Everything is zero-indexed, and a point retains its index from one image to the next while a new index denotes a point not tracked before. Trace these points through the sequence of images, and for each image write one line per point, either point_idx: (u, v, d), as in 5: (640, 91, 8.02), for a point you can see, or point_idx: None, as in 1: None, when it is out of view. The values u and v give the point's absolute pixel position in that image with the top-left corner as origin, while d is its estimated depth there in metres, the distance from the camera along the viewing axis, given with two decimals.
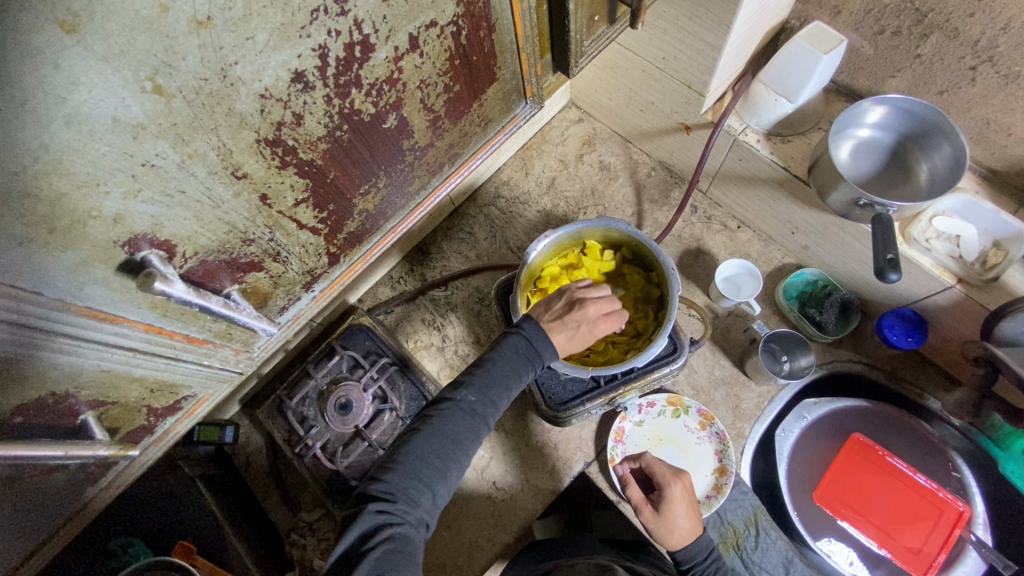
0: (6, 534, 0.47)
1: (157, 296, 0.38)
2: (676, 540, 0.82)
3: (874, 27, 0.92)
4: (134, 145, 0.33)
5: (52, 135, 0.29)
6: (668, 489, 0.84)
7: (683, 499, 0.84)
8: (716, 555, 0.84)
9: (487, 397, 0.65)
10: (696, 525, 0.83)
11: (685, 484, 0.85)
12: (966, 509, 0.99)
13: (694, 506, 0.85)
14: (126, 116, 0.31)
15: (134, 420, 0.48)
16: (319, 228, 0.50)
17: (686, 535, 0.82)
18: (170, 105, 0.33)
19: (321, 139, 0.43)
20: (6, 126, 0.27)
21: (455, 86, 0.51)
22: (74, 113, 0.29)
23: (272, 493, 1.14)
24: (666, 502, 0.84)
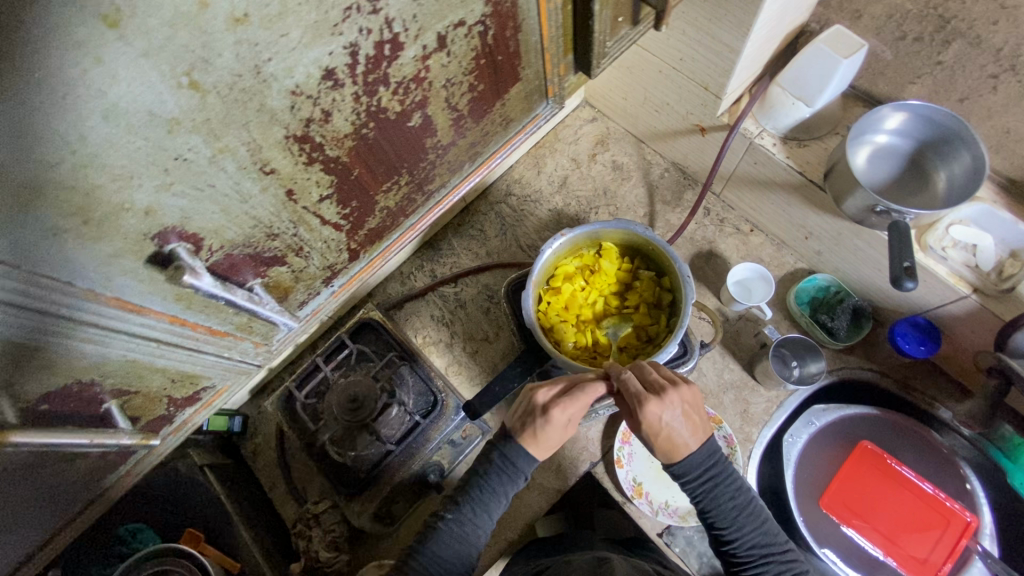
0: (27, 519, 0.48)
1: (186, 288, 0.39)
2: (674, 449, 0.66)
3: (896, 32, 0.93)
4: (168, 139, 0.33)
5: (90, 129, 0.30)
6: (671, 403, 0.65)
7: (688, 404, 0.66)
8: (712, 468, 0.67)
9: (474, 523, 0.68)
10: (705, 442, 0.67)
11: (695, 405, 0.67)
12: (973, 520, 0.98)
13: (701, 410, 0.68)
14: (161, 110, 0.32)
15: (155, 410, 0.49)
16: (341, 225, 0.50)
17: (689, 438, 0.65)
18: (204, 100, 0.33)
19: (348, 137, 0.43)
20: (47, 118, 0.28)
21: (479, 86, 0.51)
22: (112, 107, 0.30)
23: (279, 484, 1.18)
24: (672, 431, 0.65)
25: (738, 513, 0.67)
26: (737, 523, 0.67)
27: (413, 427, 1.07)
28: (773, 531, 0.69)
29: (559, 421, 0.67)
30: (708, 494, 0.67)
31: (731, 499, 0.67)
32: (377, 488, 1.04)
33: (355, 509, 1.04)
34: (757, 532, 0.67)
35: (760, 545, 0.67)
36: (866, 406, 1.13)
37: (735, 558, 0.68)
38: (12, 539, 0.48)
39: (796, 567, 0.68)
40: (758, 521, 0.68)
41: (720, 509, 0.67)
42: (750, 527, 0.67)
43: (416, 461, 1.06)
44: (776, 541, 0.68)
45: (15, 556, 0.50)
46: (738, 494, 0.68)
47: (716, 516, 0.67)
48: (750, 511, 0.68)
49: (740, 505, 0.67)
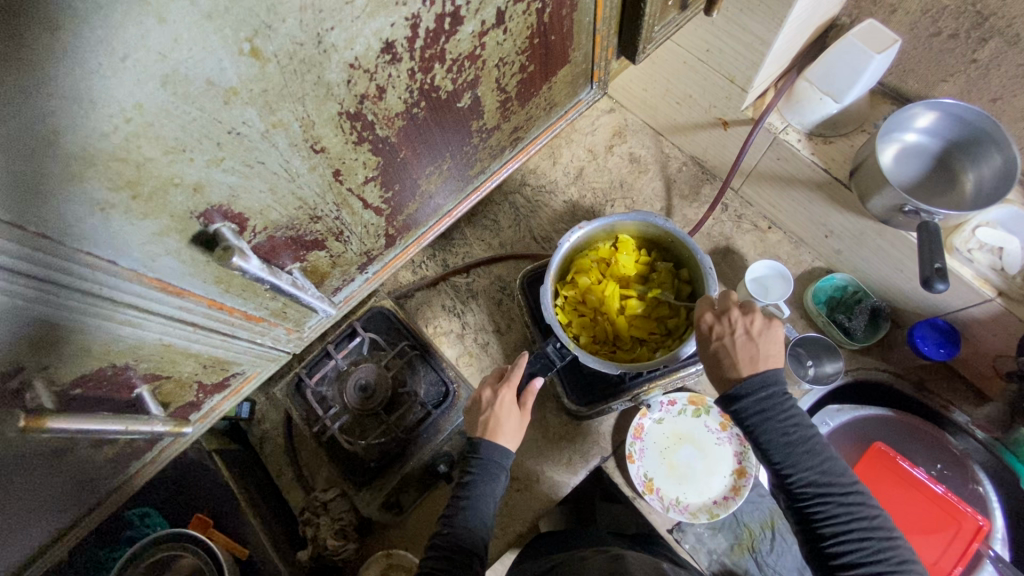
0: (50, 506, 0.46)
1: (233, 271, 0.37)
2: (738, 365, 0.65)
3: (930, 28, 0.89)
4: (223, 110, 0.32)
5: (147, 95, 0.29)
6: (727, 322, 0.68)
7: (741, 328, 0.66)
8: (761, 400, 0.63)
9: (472, 523, 0.76)
10: (765, 368, 0.64)
11: (759, 332, 0.66)
12: (985, 523, 0.93)
13: (773, 343, 0.66)
14: (220, 80, 0.31)
15: (184, 395, 0.48)
16: (381, 209, 0.50)
17: (743, 360, 0.65)
18: (264, 70, 0.32)
19: (399, 116, 0.42)
20: (105, 83, 0.27)
21: (530, 67, 0.49)
22: (171, 73, 0.29)
23: (287, 472, 1.15)
24: (723, 350, 0.66)
25: (793, 448, 0.61)
26: (792, 458, 0.61)
27: (424, 417, 1.04)
28: (838, 471, 0.61)
29: (509, 414, 0.84)
30: (755, 425, 0.62)
31: (783, 433, 0.61)
32: (388, 478, 1.03)
33: (364, 497, 1.03)
34: (816, 469, 0.61)
35: (820, 484, 0.60)
36: (880, 408, 1.11)
37: (795, 501, 0.61)
38: (36, 525, 0.46)
39: (869, 515, 0.59)
40: (818, 458, 0.61)
41: (770, 442, 0.61)
42: (807, 465, 0.61)
43: (426, 453, 1.04)
44: (841, 482, 0.60)
45: (37, 543, 0.48)
46: (793, 428, 0.62)
47: (766, 450, 0.62)
48: (807, 445, 0.61)
49: (795, 440, 0.61)
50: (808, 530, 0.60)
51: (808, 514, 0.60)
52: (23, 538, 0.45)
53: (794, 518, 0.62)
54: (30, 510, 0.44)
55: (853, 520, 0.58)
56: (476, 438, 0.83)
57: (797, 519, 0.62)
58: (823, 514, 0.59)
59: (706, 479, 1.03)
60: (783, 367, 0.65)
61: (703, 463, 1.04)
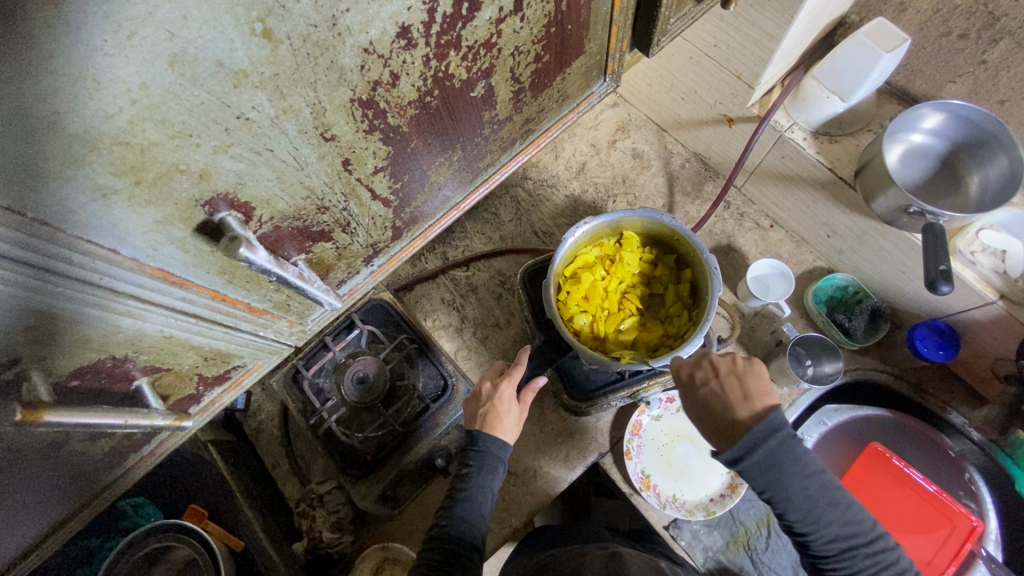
0: (41, 500, 0.45)
1: (241, 263, 0.36)
2: (732, 415, 0.63)
3: (940, 28, 0.89)
4: (233, 94, 0.31)
5: (154, 76, 0.27)
6: (708, 367, 0.67)
7: (726, 368, 0.66)
8: (774, 450, 0.60)
9: (470, 516, 0.76)
10: (763, 413, 0.62)
11: (744, 371, 0.66)
12: (979, 524, 0.93)
13: (760, 378, 0.65)
14: (231, 61, 0.30)
15: (184, 388, 0.46)
16: (389, 200, 0.49)
17: (737, 402, 0.63)
18: (276, 52, 0.31)
19: (411, 105, 0.41)
20: (110, 61, 0.26)
21: (545, 57, 0.48)
22: (180, 52, 0.27)
23: (282, 464, 1.13)
24: (713, 396, 0.65)
25: (815, 506, 0.60)
26: (813, 517, 0.60)
27: (422, 411, 1.03)
28: (856, 518, 0.61)
29: (509, 408, 0.83)
30: (774, 484, 0.60)
31: (804, 492, 0.60)
32: (382, 472, 1.00)
33: (360, 490, 1.00)
34: (837, 524, 0.61)
35: (840, 538, 0.61)
36: (876, 408, 1.11)
37: (812, 549, 0.63)
38: (30, 518, 0.45)
39: (886, 557, 0.61)
40: (838, 511, 0.61)
41: (791, 503, 0.60)
42: (828, 520, 0.61)
43: (423, 447, 1.02)
44: (860, 529, 0.61)
45: (32, 535, 0.47)
46: (811, 483, 0.60)
47: (786, 510, 0.61)
48: (827, 498, 0.61)
49: (816, 498, 0.60)
50: (825, 572, 0.63)
51: (829, 564, 0.62)
52: (16, 531, 0.44)
53: (810, 558, 0.64)
54: (22, 503, 0.42)
55: (874, 570, 0.60)
56: (475, 431, 0.82)
57: (812, 560, 0.64)
58: (844, 566, 0.61)
59: (702, 477, 1.04)
60: (776, 402, 0.63)
61: (699, 461, 1.05)
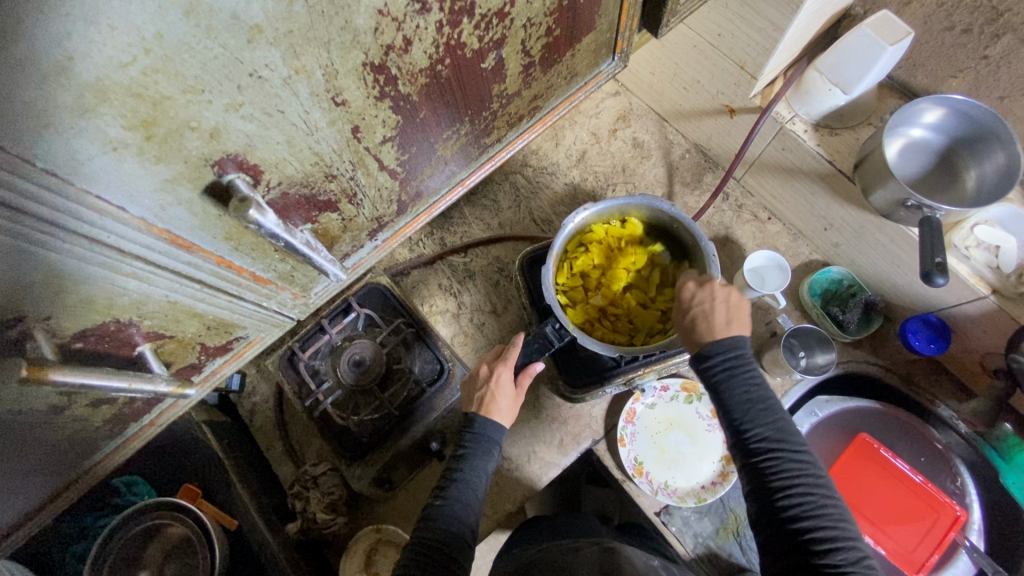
0: (40, 465, 0.45)
1: (250, 224, 0.37)
2: (711, 331, 0.66)
3: (943, 22, 0.88)
4: (247, 49, 0.31)
5: (169, 26, 0.27)
6: (708, 290, 0.70)
7: (720, 295, 0.68)
8: (738, 357, 0.64)
9: (465, 497, 0.76)
10: (735, 333, 0.65)
11: (733, 302, 0.68)
12: (962, 514, 0.96)
13: (744, 313, 0.68)
14: (246, 14, 0.29)
15: (187, 356, 0.46)
16: (396, 172, 0.49)
17: (719, 324, 0.66)
18: (291, 9, 0.31)
19: (422, 72, 0.41)
20: (126, 7, 0.25)
21: (556, 30, 0.49)
22: (196, 1, 0.27)
23: (277, 445, 1.13)
24: (703, 315, 0.67)
25: (752, 404, 0.62)
26: (749, 413, 0.62)
27: (418, 394, 1.03)
28: (791, 431, 0.61)
29: (505, 392, 0.84)
30: (721, 380, 0.64)
31: (745, 389, 0.62)
32: (379, 454, 1.01)
33: (355, 472, 1.01)
34: (772, 427, 0.61)
35: (772, 440, 0.60)
36: (867, 400, 1.12)
37: (747, 457, 0.61)
38: (32, 480, 0.45)
39: (818, 473, 0.58)
40: (775, 417, 0.61)
41: (733, 397, 0.62)
42: (764, 422, 0.61)
43: (419, 430, 1.03)
44: (794, 441, 0.60)
45: (34, 497, 0.47)
46: (755, 387, 0.63)
47: (728, 406, 0.63)
48: (767, 407, 0.62)
49: (755, 398, 0.62)
50: (757, 486, 0.59)
51: (759, 466, 0.59)
52: (18, 492, 0.44)
53: (746, 477, 0.61)
54: (24, 465, 0.42)
55: (801, 475, 0.58)
56: (472, 414, 0.83)
57: (746, 476, 0.61)
58: (773, 468, 0.59)
59: (695, 464, 1.05)
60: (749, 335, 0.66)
61: (691, 448, 1.05)
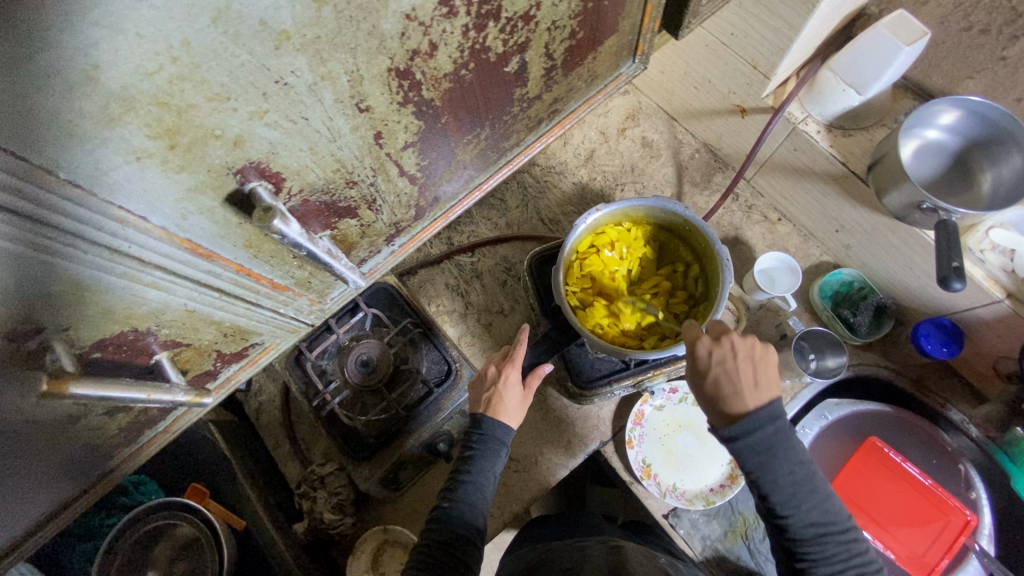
0: (56, 473, 0.44)
1: (273, 234, 0.36)
2: (737, 398, 0.61)
3: (961, 22, 0.87)
4: (274, 56, 0.30)
5: (197, 33, 0.26)
6: (727, 347, 0.63)
7: (744, 353, 0.63)
8: (776, 433, 0.60)
9: (472, 499, 0.76)
10: (769, 401, 0.61)
11: (757, 356, 0.63)
12: (972, 519, 0.95)
13: (769, 367, 0.64)
14: (274, 21, 0.28)
15: (202, 363, 0.46)
16: (415, 177, 0.48)
17: (747, 387, 0.61)
18: (320, 14, 0.30)
19: (446, 77, 0.40)
20: (155, 14, 0.25)
21: (579, 33, 0.48)
22: (225, 7, 0.26)
23: (284, 445, 1.13)
24: (727, 376, 0.62)
25: (798, 488, 0.61)
26: (795, 499, 0.61)
27: (426, 395, 1.02)
28: (833, 507, 0.62)
29: (512, 393, 0.83)
30: (765, 465, 0.60)
31: (789, 472, 0.60)
32: (386, 455, 1.01)
33: (362, 473, 1.01)
34: (816, 508, 0.61)
35: (817, 524, 0.60)
36: (878, 403, 1.11)
37: (787, 536, 0.62)
38: (47, 487, 0.44)
39: (858, 549, 0.61)
40: (818, 497, 0.61)
41: (778, 483, 0.60)
42: (808, 505, 0.61)
43: (428, 431, 1.02)
44: (837, 518, 0.61)
45: (50, 503, 0.47)
46: (798, 467, 0.61)
47: (771, 491, 0.61)
48: (810, 486, 0.61)
49: (799, 480, 0.61)
50: (796, 562, 0.62)
51: (802, 549, 0.61)
52: (33, 500, 0.44)
53: (784, 549, 0.63)
54: (40, 473, 0.42)
55: (845, 557, 0.60)
56: (479, 414, 0.82)
57: (785, 551, 0.63)
58: (817, 551, 0.60)
59: (703, 467, 1.04)
60: (778, 392, 0.62)
61: (700, 451, 1.05)
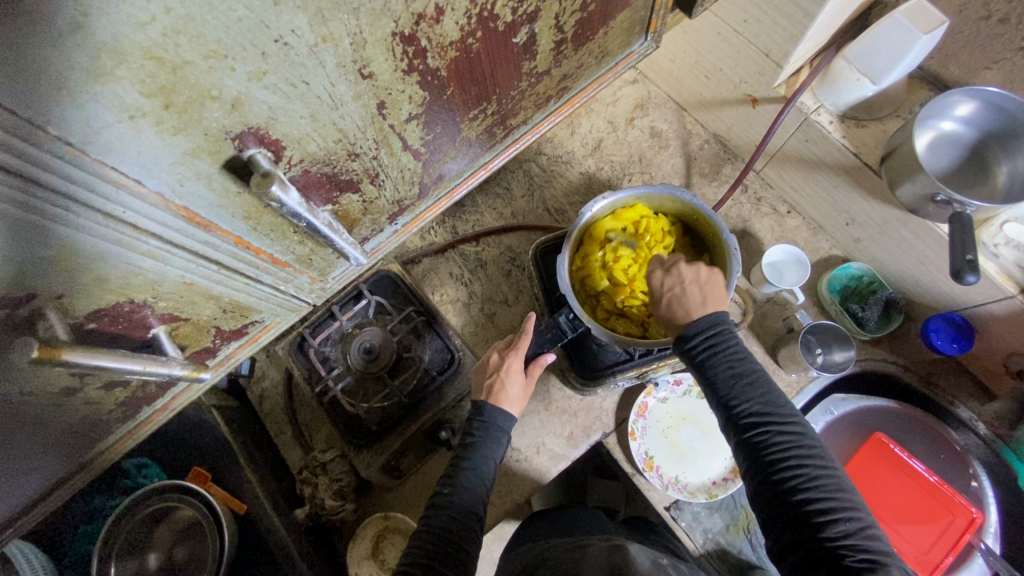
0: (55, 445, 0.44)
1: (271, 201, 0.36)
2: (684, 318, 0.62)
3: (980, 10, 0.85)
4: (273, 13, 0.29)
5: None
6: (676, 273, 0.65)
7: (691, 275, 0.64)
8: (717, 336, 0.60)
9: (471, 484, 0.75)
10: (711, 311, 0.61)
11: (705, 278, 0.64)
12: (978, 516, 0.92)
13: (717, 286, 0.64)
14: None
15: (202, 340, 0.45)
16: (420, 152, 0.48)
17: (694, 306, 0.62)
18: None
19: (452, 45, 0.40)
20: None
21: (590, 5, 0.47)
22: None
23: (286, 431, 1.13)
24: (676, 299, 0.63)
25: (737, 379, 0.59)
26: (735, 389, 0.59)
27: (428, 381, 1.02)
28: (780, 403, 0.58)
29: (514, 381, 0.82)
30: (703, 359, 0.60)
31: (729, 366, 0.59)
32: (388, 442, 1.00)
33: (364, 459, 1.01)
34: (758, 400, 0.58)
35: (761, 414, 0.57)
36: (885, 399, 1.10)
37: (738, 435, 0.58)
38: (45, 459, 0.44)
39: (810, 444, 0.56)
40: (760, 390, 0.59)
41: (716, 374, 0.60)
42: (751, 395, 0.59)
43: (429, 418, 1.01)
44: (784, 412, 0.58)
45: (48, 477, 0.47)
46: (738, 361, 0.60)
47: (712, 384, 0.60)
48: (753, 381, 0.59)
49: (739, 372, 0.59)
50: (750, 464, 0.57)
51: (750, 444, 0.57)
52: (31, 471, 0.44)
53: (739, 455, 0.59)
54: (37, 443, 0.42)
55: (794, 448, 0.55)
56: (480, 401, 0.82)
57: (740, 455, 0.58)
58: (765, 443, 0.56)
59: (706, 460, 1.03)
60: (726, 308, 0.63)
61: (704, 444, 1.04)
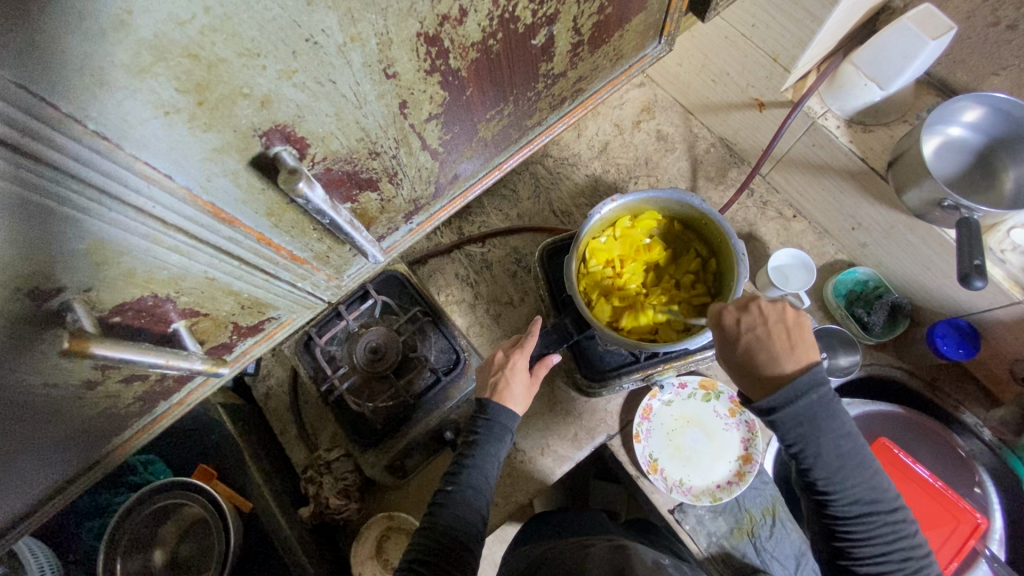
0: (73, 438, 0.45)
1: (297, 197, 0.37)
2: (772, 370, 0.57)
3: (988, 18, 0.85)
4: (305, 13, 0.30)
5: None
6: (756, 313, 0.59)
7: (778, 318, 0.59)
8: (819, 404, 0.56)
9: (476, 482, 0.76)
10: (807, 368, 0.56)
11: (792, 323, 0.59)
12: (983, 522, 0.93)
13: (804, 332, 0.59)
14: None
15: (219, 336, 0.46)
16: (437, 152, 0.49)
17: (781, 355, 0.57)
18: None
19: (473, 46, 0.41)
20: None
21: (608, 8, 0.48)
22: None
23: (291, 430, 1.13)
24: (758, 345, 0.58)
25: (843, 463, 0.57)
26: (843, 476, 0.57)
27: (434, 383, 1.01)
28: (881, 486, 0.58)
29: (518, 381, 0.82)
30: (806, 437, 0.56)
31: (836, 446, 0.56)
32: (395, 440, 0.99)
33: (369, 459, 1.00)
34: (863, 487, 0.57)
35: (864, 503, 0.57)
36: (889, 404, 1.10)
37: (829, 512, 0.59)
38: (64, 452, 0.45)
39: (907, 531, 0.58)
40: (865, 474, 0.57)
41: (820, 459, 0.57)
42: (855, 481, 0.57)
43: (435, 418, 1.01)
44: (885, 498, 0.58)
45: (69, 467, 0.47)
46: (845, 441, 0.57)
47: (813, 465, 0.57)
48: (857, 464, 0.57)
49: (845, 454, 0.57)
50: (839, 540, 0.59)
51: (846, 528, 0.58)
52: (49, 464, 0.44)
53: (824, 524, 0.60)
54: (58, 436, 0.42)
55: (895, 541, 0.57)
56: (486, 399, 0.82)
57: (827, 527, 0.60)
58: (862, 532, 0.57)
59: (712, 463, 1.02)
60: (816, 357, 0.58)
61: (708, 448, 1.03)
